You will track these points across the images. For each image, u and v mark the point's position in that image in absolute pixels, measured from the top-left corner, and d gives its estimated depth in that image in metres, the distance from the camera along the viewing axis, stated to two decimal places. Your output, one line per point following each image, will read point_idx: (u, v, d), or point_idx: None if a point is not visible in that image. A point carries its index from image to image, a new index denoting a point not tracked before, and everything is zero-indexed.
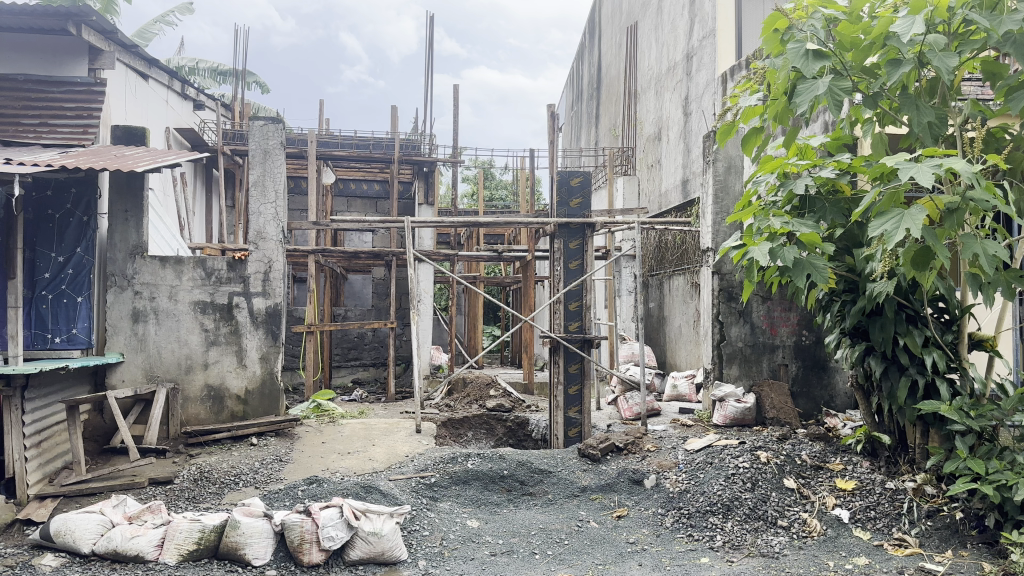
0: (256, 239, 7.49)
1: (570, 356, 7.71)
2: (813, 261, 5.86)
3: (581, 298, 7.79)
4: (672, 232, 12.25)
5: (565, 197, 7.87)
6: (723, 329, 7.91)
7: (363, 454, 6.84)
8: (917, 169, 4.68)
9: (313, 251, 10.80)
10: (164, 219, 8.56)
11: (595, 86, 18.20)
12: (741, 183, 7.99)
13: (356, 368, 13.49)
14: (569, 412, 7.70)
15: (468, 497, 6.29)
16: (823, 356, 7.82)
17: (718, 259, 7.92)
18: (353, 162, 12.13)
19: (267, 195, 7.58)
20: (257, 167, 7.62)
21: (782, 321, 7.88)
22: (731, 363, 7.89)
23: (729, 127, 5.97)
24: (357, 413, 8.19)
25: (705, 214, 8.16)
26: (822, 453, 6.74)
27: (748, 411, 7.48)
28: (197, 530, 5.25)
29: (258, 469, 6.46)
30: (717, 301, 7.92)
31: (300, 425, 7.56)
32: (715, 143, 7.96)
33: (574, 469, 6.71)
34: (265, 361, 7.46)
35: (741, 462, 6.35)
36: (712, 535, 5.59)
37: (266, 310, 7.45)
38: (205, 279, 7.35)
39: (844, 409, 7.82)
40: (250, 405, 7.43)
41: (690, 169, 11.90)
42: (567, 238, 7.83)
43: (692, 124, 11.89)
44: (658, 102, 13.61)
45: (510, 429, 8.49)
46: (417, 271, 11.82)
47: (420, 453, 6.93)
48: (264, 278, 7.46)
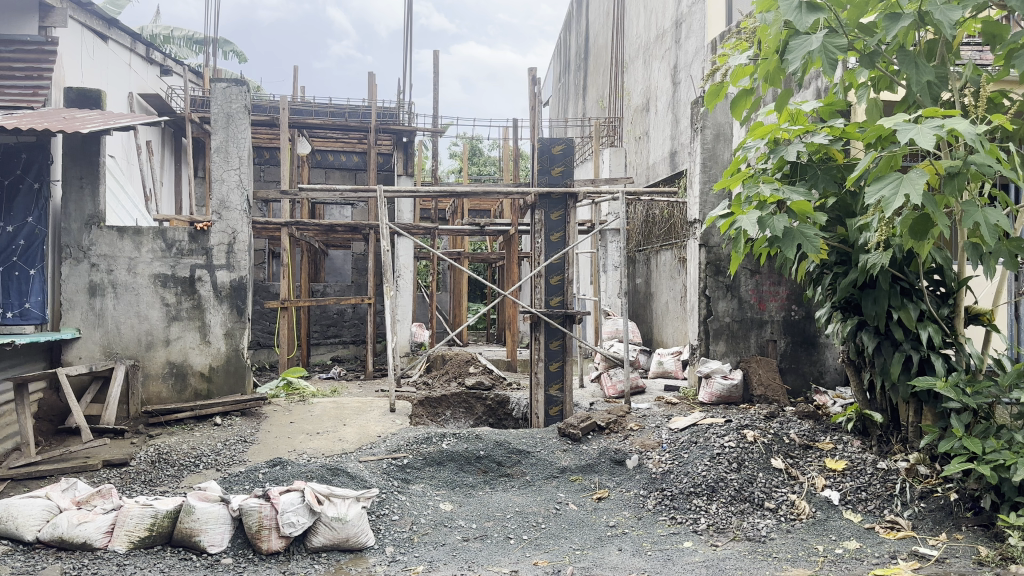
0: (219, 208, 7.11)
1: (551, 332, 7.39)
2: (803, 231, 5.50)
3: (563, 272, 7.45)
4: (659, 206, 11.92)
5: (546, 165, 7.51)
6: (710, 304, 7.60)
7: (332, 434, 6.51)
8: (917, 130, 4.34)
9: (286, 223, 10.42)
10: (125, 188, 8.17)
11: (582, 57, 17.75)
12: (730, 152, 7.64)
13: (336, 345, 13.17)
14: (550, 389, 7.39)
15: (442, 479, 5.98)
16: (812, 331, 7.54)
17: (706, 231, 7.59)
18: (329, 132, 11.70)
19: (231, 161, 7.19)
20: (220, 133, 7.23)
21: (771, 295, 7.56)
22: (718, 339, 7.60)
23: (718, 88, 5.59)
24: (329, 391, 7.86)
25: (692, 183, 7.82)
26: (811, 432, 6.41)
27: (734, 389, 7.22)
28: (149, 516, 4.93)
29: (220, 450, 6.14)
30: (704, 275, 7.59)
31: (268, 404, 7.23)
32: (703, 110, 7.59)
33: (554, 449, 6.39)
34: (229, 337, 7.12)
35: (727, 441, 6.02)
36: (696, 518, 5.30)
37: (231, 283, 7.10)
38: (165, 250, 6.99)
39: (834, 385, 7.55)
40: (215, 382, 7.10)
41: (679, 141, 11.55)
42: (548, 209, 7.47)
43: (681, 93, 11.52)
44: (646, 71, 13.21)
45: (490, 407, 8.19)
46: (397, 246, 11.44)
47: (393, 433, 6.61)
48: (228, 250, 7.09)
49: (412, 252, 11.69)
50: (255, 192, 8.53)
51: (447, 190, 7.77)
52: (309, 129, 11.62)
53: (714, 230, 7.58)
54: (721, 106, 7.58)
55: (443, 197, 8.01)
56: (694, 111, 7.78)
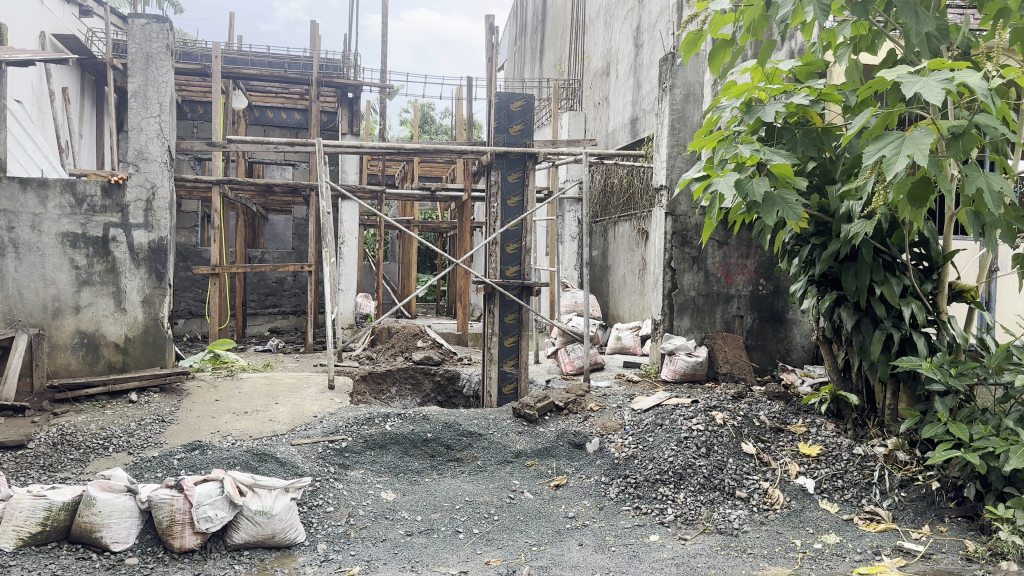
0: (136, 159, 6.34)
1: (506, 304, 6.82)
2: (784, 196, 4.98)
3: (521, 240, 6.87)
4: (618, 174, 11.41)
5: (504, 123, 6.90)
6: (675, 277, 7.09)
7: (262, 415, 5.87)
8: (922, 84, 3.87)
9: (216, 181, 9.62)
10: (32, 136, 7.28)
11: (539, 19, 17.06)
12: (700, 114, 7.13)
13: (274, 316, 12.47)
14: (503, 365, 6.86)
15: (384, 465, 5.40)
16: (780, 307, 7.14)
17: (672, 198, 7.06)
18: (267, 84, 10.87)
19: (150, 107, 6.42)
20: (139, 75, 6.43)
21: (738, 269, 7.10)
22: (682, 314, 7.12)
23: (697, 36, 5.01)
24: (261, 366, 7.19)
25: (659, 147, 7.31)
26: (782, 414, 5.97)
27: (699, 366, 6.77)
28: (42, 509, 4.19)
29: (133, 432, 5.45)
30: (669, 245, 7.06)
31: (191, 379, 6.53)
32: (673, 67, 7.04)
33: (508, 432, 5.81)
34: (147, 305, 6.39)
35: (695, 424, 5.52)
36: (663, 508, 4.81)
37: (149, 244, 6.35)
38: (74, 206, 6.15)
39: (800, 364, 7.19)
40: (131, 354, 6.37)
41: (640, 106, 11.05)
42: (505, 169, 6.83)
43: (643, 56, 11.02)
44: (606, 33, 12.63)
45: (439, 384, 7.62)
46: (342, 210, 10.71)
47: (331, 412, 5.99)
48: (147, 207, 6.34)
49: (357, 217, 10.97)
50: (180, 145, 7.70)
51: (394, 148, 7.10)
52: (245, 81, 10.77)
53: (681, 198, 7.06)
54: (691, 64, 7.05)
55: (389, 155, 7.33)
56: (661, 69, 7.24)
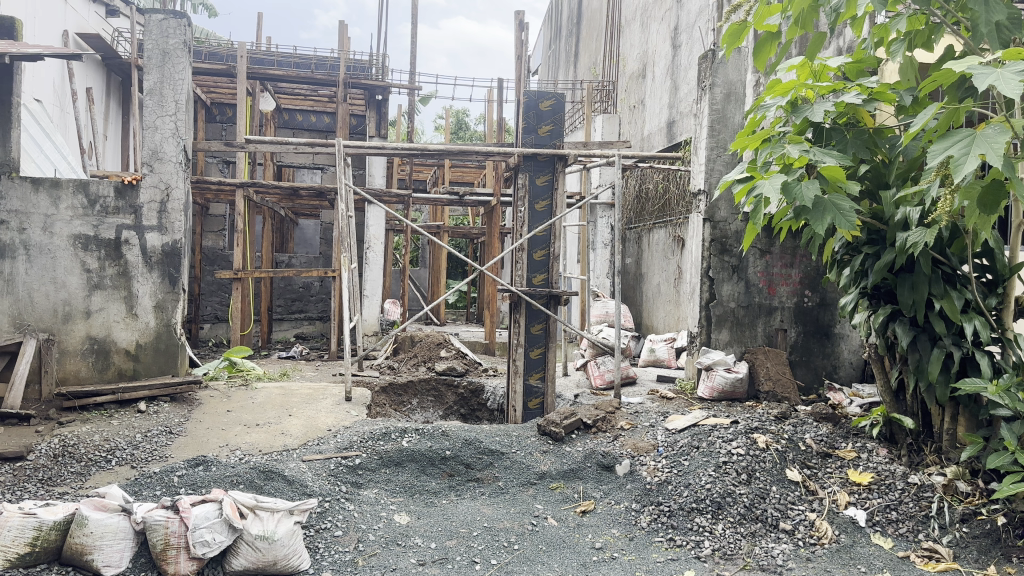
0: (151, 160, 6.11)
1: (533, 314, 6.47)
2: (836, 201, 4.56)
3: (549, 247, 6.52)
4: (653, 179, 11.02)
5: (533, 123, 6.55)
6: (713, 287, 6.69)
7: (275, 427, 5.58)
8: (998, 75, 3.41)
9: (240, 184, 9.40)
10: (48, 135, 7.11)
11: (574, 22, 16.72)
12: (742, 114, 6.73)
13: (300, 321, 12.26)
14: (529, 379, 6.49)
15: (399, 484, 5.06)
16: (827, 320, 6.70)
17: (711, 204, 6.65)
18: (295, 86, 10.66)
19: (166, 105, 6.17)
20: (154, 72, 6.18)
21: (782, 279, 6.68)
22: (721, 327, 6.69)
23: (741, 28, 4.52)
24: (278, 375, 6.92)
25: (698, 149, 6.91)
26: (829, 437, 5.52)
27: (739, 383, 6.34)
28: (31, 529, 3.91)
29: (138, 444, 5.19)
30: (707, 253, 6.67)
31: (203, 389, 6.27)
32: (714, 65, 6.65)
33: (531, 451, 5.44)
34: (160, 311, 6.14)
35: (735, 448, 5.11)
36: (699, 540, 4.40)
37: (162, 247, 6.11)
38: (86, 208, 5.93)
39: (848, 382, 6.75)
40: (142, 361, 6.12)
41: (678, 109, 10.63)
42: (533, 172, 6.46)
43: (682, 57, 10.60)
44: (643, 34, 12.24)
45: (462, 397, 7.29)
46: (368, 214, 10.42)
47: (346, 426, 5.68)
48: (160, 209, 6.10)
49: (383, 221, 10.70)
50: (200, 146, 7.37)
51: (418, 149, 6.71)
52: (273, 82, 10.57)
53: (720, 203, 6.66)
54: (733, 61, 6.66)
55: (413, 157, 6.96)
56: (701, 67, 6.85)
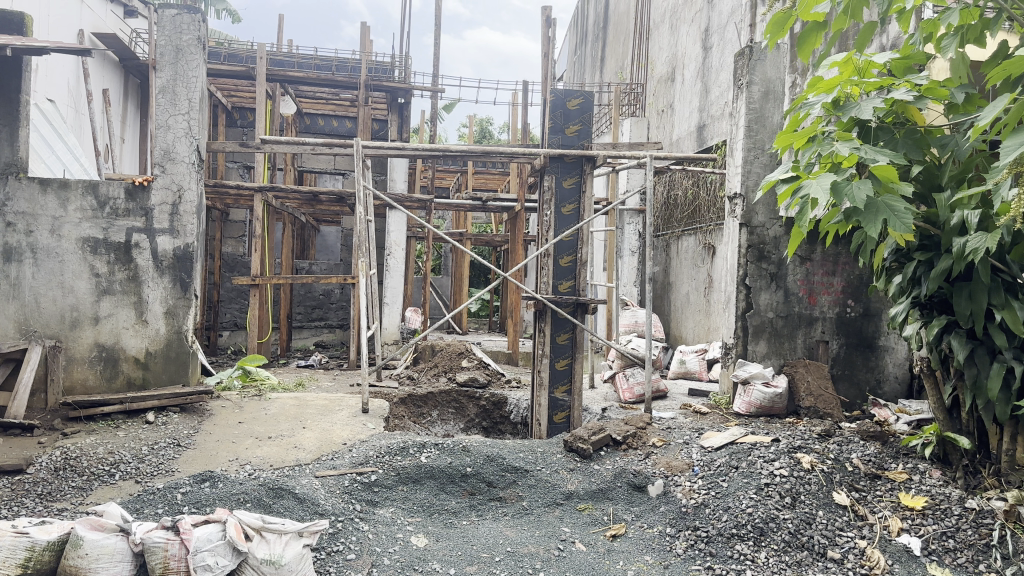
0: (162, 160, 5.89)
1: (559, 323, 6.14)
2: (890, 203, 4.20)
3: (576, 252, 6.19)
4: (683, 185, 10.68)
5: (560, 123, 6.25)
6: (750, 295, 6.32)
7: (288, 440, 5.30)
8: None
9: (259, 189, 9.16)
10: (61, 137, 6.93)
11: (600, 26, 16.43)
12: (781, 114, 6.38)
13: (320, 329, 12.03)
14: (555, 392, 6.15)
15: (417, 503, 4.75)
16: (871, 332, 6.37)
17: (748, 207, 6.30)
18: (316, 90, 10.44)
19: (179, 104, 5.94)
20: (167, 69, 5.95)
21: (823, 288, 6.34)
22: (758, 338, 6.32)
23: (786, 16, 4.11)
24: (294, 385, 6.65)
25: (733, 151, 6.57)
26: (878, 457, 5.12)
27: (778, 399, 5.97)
28: (24, 549, 3.61)
29: (144, 458, 4.94)
30: (744, 260, 6.30)
31: (215, 399, 6.01)
32: (752, 61, 6.32)
33: (557, 468, 5.10)
34: (171, 317, 5.89)
35: (778, 469, 4.75)
36: (740, 570, 4.02)
37: (174, 251, 5.87)
38: (95, 210, 5.71)
39: (894, 398, 6.38)
40: (151, 370, 5.87)
41: (709, 112, 10.28)
42: (559, 174, 6.14)
43: (713, 60, 10.26)
44: (672, 37, 11.90)
45: (484, 409, 6.99)
46: (390, 220, 10.14)
47: (362, 440, 5.38)
48: (172, 211, 5.86)
49: (405, 227, 10.41)
50: (214, 149, 6.87)
51: (441, 150, 6.33)
52: (294, 86, 10.36)
53: (758, 207, 6.31)
54: (771, 58, 6.33)
55: (435, 159, 6.59)
56: (737, 64, 6.53)
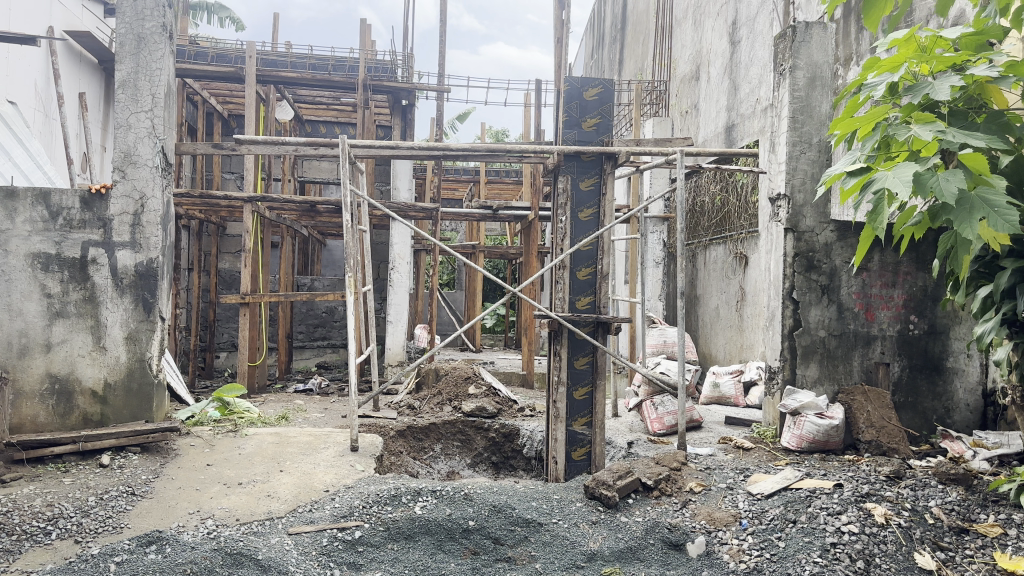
0: (123, 164, 5.14)
1: (577, 345, 5.33)
2: (988, 199, 3.34)
3: (596, 263, 5.39)
4: (710, 190, 9.89)
5: (575, 116, 5.44)
6: (799, 311, 5.49)
7: (260, 487, 4.52)
8: None
9: (247, 198, 8.39)
10: (20, 142, 6.25)
11: (617, 28, 15.70)
12: (830, 103, 5.58)
13: (323, 349, 11.32)
14: (573, 425, 5.34)
15: (408, 565, 3.89)
16: (937, 352, 5.55)
17: (794, 211, 5.48)
18: (316, 94, 9.74)
19: (141, 100, 5.18)
20: (128, 61, 5.17)
21: (882, 302, 5.53)
22: (808, 361, 5.47)
23: None
24: (278, 418, 5.89)
25: (776, 146, 5.75)
26: (962, 506, 4.21)
27: (834, 432, 5.12)
28: None
29: (89, 511, 4.16)
30: (791, 270, 5.47)
31: (184, 437, 5.24)
32: (796, 44, 5.52)
33: (578, 521, 4.23)
34: (132, 343, 5.14)
35: (846, 524, 3.91)
36: None
37: (136, 268, 5.12)
38: (46, 221, 4.95)
39: (965, 428, 5.53)
40: (111, 404, 5.10)
41: (738, 112, 9.48)
42: (576, 174, 5.35)
43: (741, 54, 9.47)
44: (696, 33, 11.12)
45: (493, 442, 6.21)
46: (394, 231, 9.38)
47: (348, 485, 4.58)
48: (134, 222, 5.12)
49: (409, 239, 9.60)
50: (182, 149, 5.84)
51: (441, 149, 5.53)
52: (293, 89, 9.67)
53: (806, 210, 5.49)
54: (818, 39, 5.52)
55: (436, 160, 5.80)
56: (777, 49, 5.74)
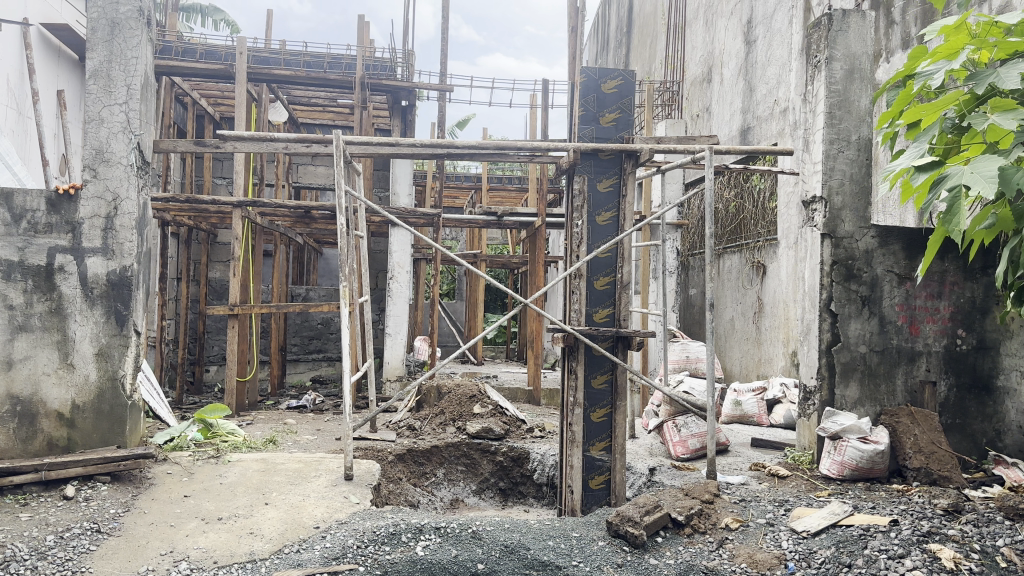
0: (94, 162, 4.66)
1: (595, 362, 4.85)
2: None
3: (615, 271, 4.91)
4: (725, 196, 9.42)
5: (592, 110, 4.97)
6: (838, 325, 5.01)
7: (242, 523, 4.01)
8: None
9: (236, 204, 7.83)
10: None
11: (623, 31, 15.27)
12: (869, 97, 5.11)
13: (319, 363, 10.83)
14: (590, 450, 4.85)
15: None
16: (986, 369, 5.07)
17: (832, 215, 5.01)
18: (311, 94, 9.27)
19: (115, 91, 4.70)
20: (101, 49, 4.71)
21: (926, 314, 5.05)
22: (848, 380, 5.00)
23: None
24: (266, 442, 5.40)
25: (810, 145, 5.28)
26: None
27: (879, 458, 4.65)
28: None
29: (45, 552, 3.66)
30: (829, 280, 4.99)
31: (160, 464, 4.74)
32: (832, 33, 5.06)
33: (601, 564, 3.70)
34: (103, 360, 4.63)
35: (911, 570, 3.40)
36: None
37: (107, 277, 4.63)
38: (8, 225, 4.47)
39: (1019, 453, 5.04)
40: (79, 428, 4.60)
41: (755, 114, 9.03)
42: (593, 175, 4.87)
43: (758, 53, 9.01)
44: (708, 33, 10.68)
45: (500, 466, 5.73)
46: (393, 239, 8.91)
47: (341, 520, 4.07)
48: (105, 226, 4.63)
49: (409, 247, 9.09)
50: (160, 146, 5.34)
51: (444, 147, 5.05)
52: (287, 90, 9.22)
53: (844, 213, 5.02)
54: (856, 28, 5.06)
55: (439, 159, 5.33)
56: (811, 39, 5.29)
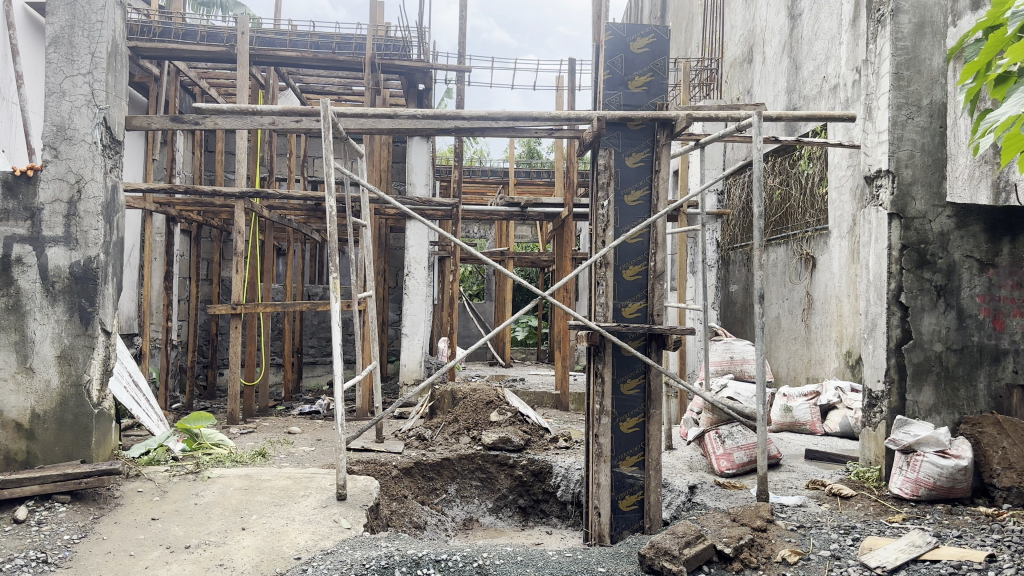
0: (56, 140, 4.15)
1: (624, 364, 4.20)
2: None
3: (647, 258, 4.27)
4: (768, 183, 8.69)
5: (619, 74, 4.34)
6: (909, 320, 4.28)
7: (209, 552, 3.42)
8: None
9: (238, 194, 7.27)
10: None
11: (657, 17, 14.55)
12: (943, 55, 4.38)
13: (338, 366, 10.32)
14: (620, 465, 4.21)
15: None
16: None
17: (901, 192, 4.31)
18: (323, 79, 8.73)
19: (77, 60, 4.18)
20: (62, 13, 4.19)
21: (1011, 306, 4.36)
22: (921, 384, 4.29)
23: None
24: (258, 456, 4.85)
25: (874, 111, 4.57)
26: None
27: (960, 476, 3.94)
28: None
29: None
30: (897, 268, 4.28)
31: (132, 482, 4.20)
32: None
33: None
34: (66, 364, 4.10)
35: None
36: None
37: (70, 269, 4.09)
38: None
39: None
40: (39, 440, 4.07)
41: (801, 94, 8.29)
42: (621, 146, 4.23)
43: (804, 26, 8.26)
44: (749, 11, 9.94)
45: (521, 482, 5.16)
46: (410, 233, 8.33)
47: (325, 549, 3.45)
48: (68, 212, 4.10)
49: (426, 242, 8.47)
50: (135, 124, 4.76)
51: (451, 119, 4.45)
52: (296, 76, 8.69)
53: (915, 190, 4.32)
54: None
55: (447, 135, 4.72)
56: None
